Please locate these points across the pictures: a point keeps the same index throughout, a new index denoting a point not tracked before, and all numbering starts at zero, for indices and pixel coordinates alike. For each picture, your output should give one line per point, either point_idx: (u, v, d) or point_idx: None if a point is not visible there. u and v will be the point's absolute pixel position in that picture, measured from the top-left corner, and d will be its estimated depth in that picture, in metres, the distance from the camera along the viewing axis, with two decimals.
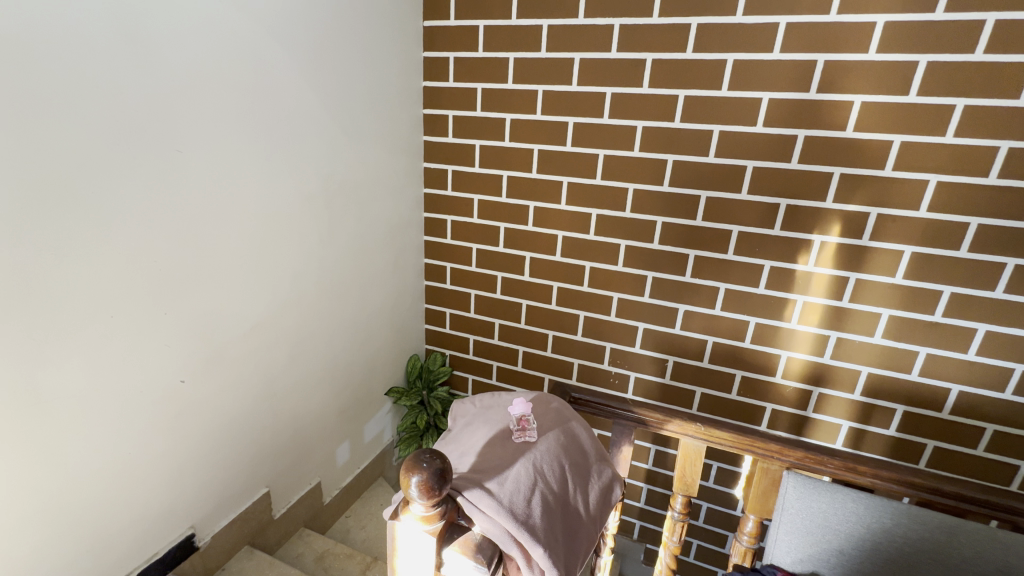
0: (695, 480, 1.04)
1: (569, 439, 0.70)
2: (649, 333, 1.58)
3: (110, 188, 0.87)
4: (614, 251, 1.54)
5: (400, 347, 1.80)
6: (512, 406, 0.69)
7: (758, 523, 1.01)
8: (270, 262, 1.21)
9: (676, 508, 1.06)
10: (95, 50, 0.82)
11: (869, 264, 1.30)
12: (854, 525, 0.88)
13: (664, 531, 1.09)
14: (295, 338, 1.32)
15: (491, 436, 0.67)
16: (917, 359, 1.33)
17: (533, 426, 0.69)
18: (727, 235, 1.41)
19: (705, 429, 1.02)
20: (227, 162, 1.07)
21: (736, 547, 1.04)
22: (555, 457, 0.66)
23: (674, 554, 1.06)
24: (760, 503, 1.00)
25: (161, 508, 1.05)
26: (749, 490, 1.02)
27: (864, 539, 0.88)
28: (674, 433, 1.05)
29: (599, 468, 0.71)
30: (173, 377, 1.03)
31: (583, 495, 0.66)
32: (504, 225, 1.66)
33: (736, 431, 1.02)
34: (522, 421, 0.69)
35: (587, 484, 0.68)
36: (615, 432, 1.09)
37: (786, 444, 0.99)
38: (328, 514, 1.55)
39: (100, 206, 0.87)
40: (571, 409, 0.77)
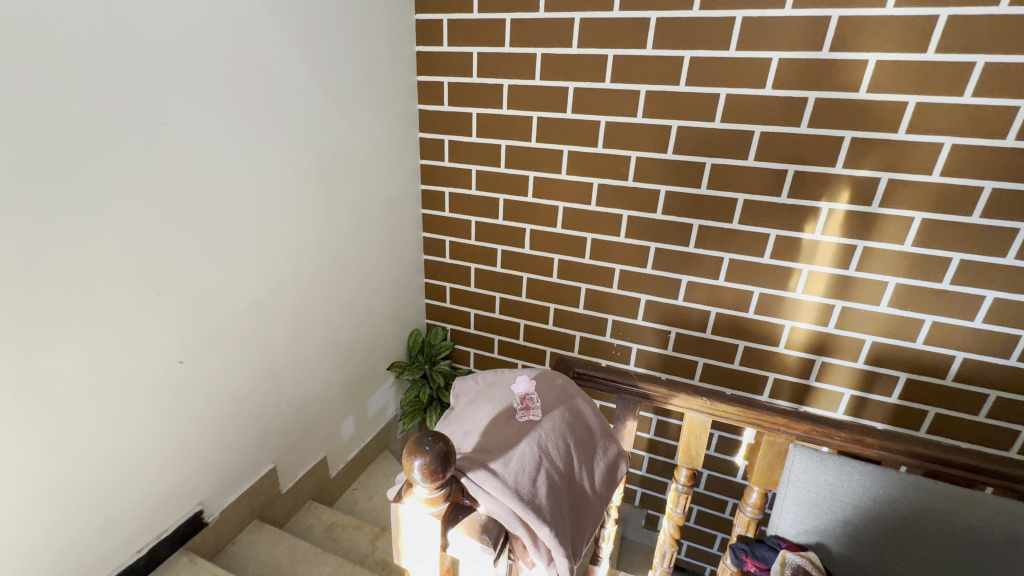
0: (700, 454, 1.03)
1: (573, 417, 0.69)
2: (651, 305, 1.56)
3: (94, 165, 0.83)
4: (617, 221, 1.51)
5: (401, 322, 1.79)
6: (516, 384, 0.68)
7: (763, 494, 1.00)
8: (265, 239, 1.18)
9: (680, 480, 1.05)
10: (68, 15, 0.76)
11: (877, 231, 1.27)
12: (860, 496, 0.89)
13: (668, 503, 1.09)
14: (295, 316, 1.31)
15: (495, 414, 0.66)
16: (923, 327, 1.32)
17: (537, 404, 0.68)
18: (732, 203, 1.37)
19: (712, 404, 1.00)
20: (216, 136, 1.02)
21: (740, 517, 1.04)
22: (560, 435, 0.65)
23: (679, 525, 1.06)
24: (765, 474, 1.00)
25: (167, 486, 1.05)
26: (755, 459, 1.01)
27: (869, 509, 0.88)
28: (680, 408, 1.02)
29: (604, 445, 0.70)
30: (172, 358, 1.02)
31: (589, 472, 0.65)
32: (503, 196, 1.62)
33: (743, 405, 0.99)
34: (526, 399, 0.68)
35: (593, 461, 0.67)
36: (620, 406, 1.07)
37: (794, 417, 0.96)
38: (335, 486, 1.57)
39: (86, 184, 0.83)
40: (575, 385, 0.76)
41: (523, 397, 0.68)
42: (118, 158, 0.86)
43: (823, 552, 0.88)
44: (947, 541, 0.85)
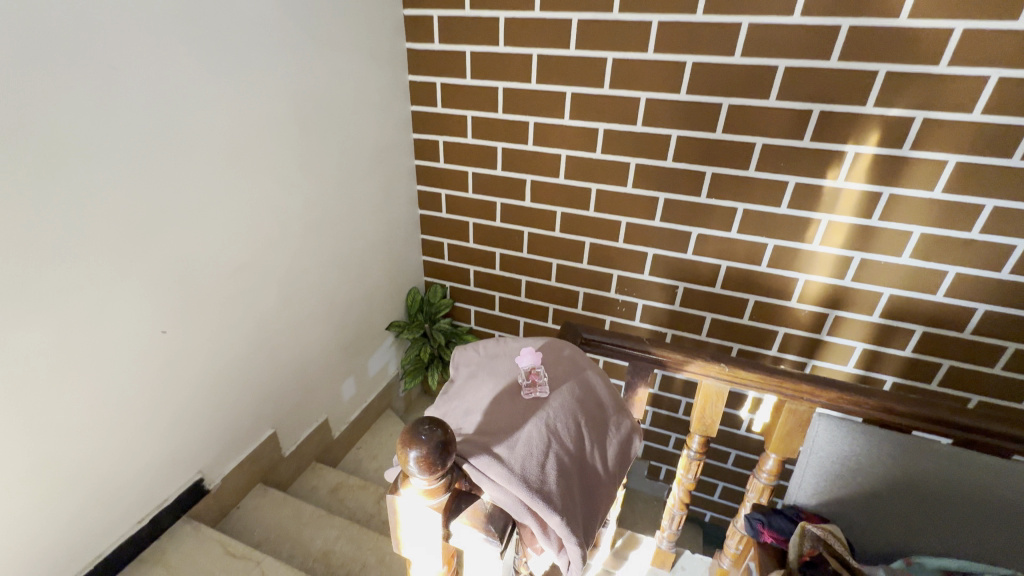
0: (715, 422, 1.00)
1: (584, 391, 0.64)
2: (659, 259, 1.49)
3: (41, 118, 0.73)
4: (624, 170, 1.40)
5: (398, 281, 1.73)
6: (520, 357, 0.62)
7: (779, 462, 0.96)
8: (247, 197, 1.09)
9: (692, 448, 1.03)
10: None
11: (905, 177, 1.18)
12: (892, 467, 0.84)
13: (678, 468, 1.07)
14: (285, 279, 1.24)
15: (499, 391, 0.60)
16: (945, 279, 1.25)
17: (545, 378, 0.62)
18: (749, 149, 1.27)
19: (729, 369, 0.93)
20: (181, 81, 0.90)
21: (754, 484, 1.01)
22: (570, 413, 0.60)
23: (689, 490, 1.05)
24: (784, 441, 0.95)
25: (163, 457, 1.01)
26: (771, 431, 0.96)
27: (897, 480, 0.83)
28: (695, 375, 0.96)
29: (617, 420, 0.65)
30: (154, 327, 0.95)
31: (601, 450, 0.61)
32: (501, 145, 1.50)
33: (763, 371, 0.92)
34: (532, 374, 0.62)
35: (605, 439, 0.63)
36: (631, 374, 1.02)
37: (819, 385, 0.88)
38: (339, 447, 1.56)
39: (33, 141, 0.72)
40: (585, 355, 0.71)
41: (529, 370, 0.63)
42: (67, 108, 0.75)
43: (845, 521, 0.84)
44: (981, 509, 0.81)
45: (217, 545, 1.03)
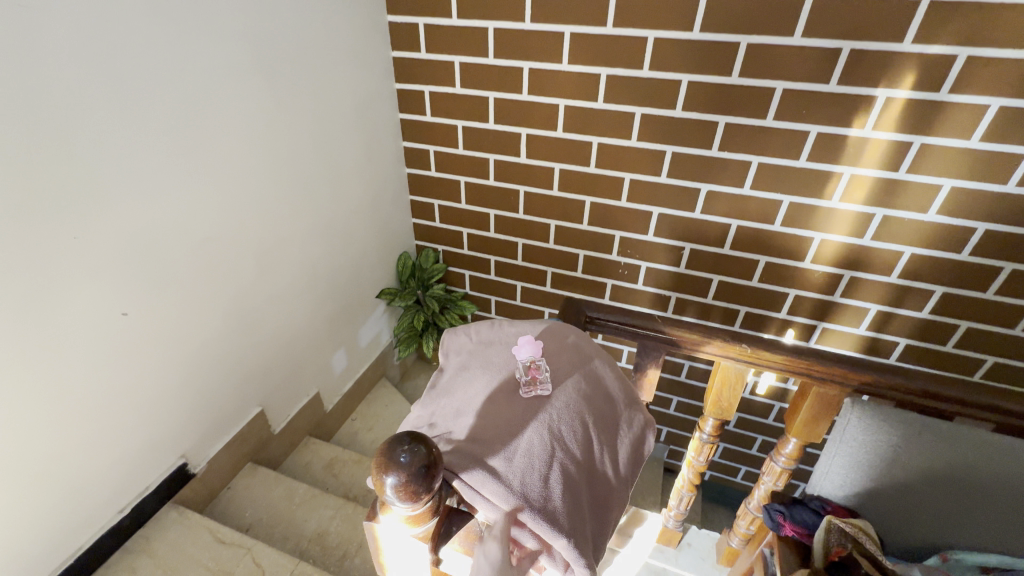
0: (732, 404, 0.95)
1: (590, 388, 0.59)
2: (664, 219, 1.39)
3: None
4: (628, 121, 1.28)
5: (386, 246, 1.62)
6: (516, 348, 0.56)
7: (801, 445, 0.91)
8: (210, 160, 0.97)
9: (705, 430, 0.99)
10: None
11: (939, 124, 1.06)
12: (932, 457, 0.77)
13: (690, 450, 1.04)
14: (261, 251, 1.14)
15: (496, 390, 0.55)
16: (972, 237, 1.16)
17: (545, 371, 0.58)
18: (768, 95, 1.14)
19: (751, 351, 0.86)
20: (114, 23, 0.76)
21: (771, 467, 0.96)
22: (575, 415, 0.55)
23: (700, 472, 1.02)
24: (806, 427, 0.89)
25: (140, 446, 0.95)
26: (795, 415, 0.90)
27: (936, 471, 0.76)
28: (713, 356, 0.90)
29: (628, 418, 0.61)
30: (112, 310, 0.85)
31: (611, 454, 0.56)
32: (493, 95, 1.36)
33: (790, 352, 0.85)
34: (531, 368, 0.58)
35: (615, 440, 0.58)
36: (642, 356, 0.97)
37: (852, 368, 0.82)
38: (333, 419, 1.52)
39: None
40: (592, 343, 0.66)
41: (528, 365, 0.58)
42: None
43: (871, 512, 0.79)
44: None
45: (204, 531, 0.99)
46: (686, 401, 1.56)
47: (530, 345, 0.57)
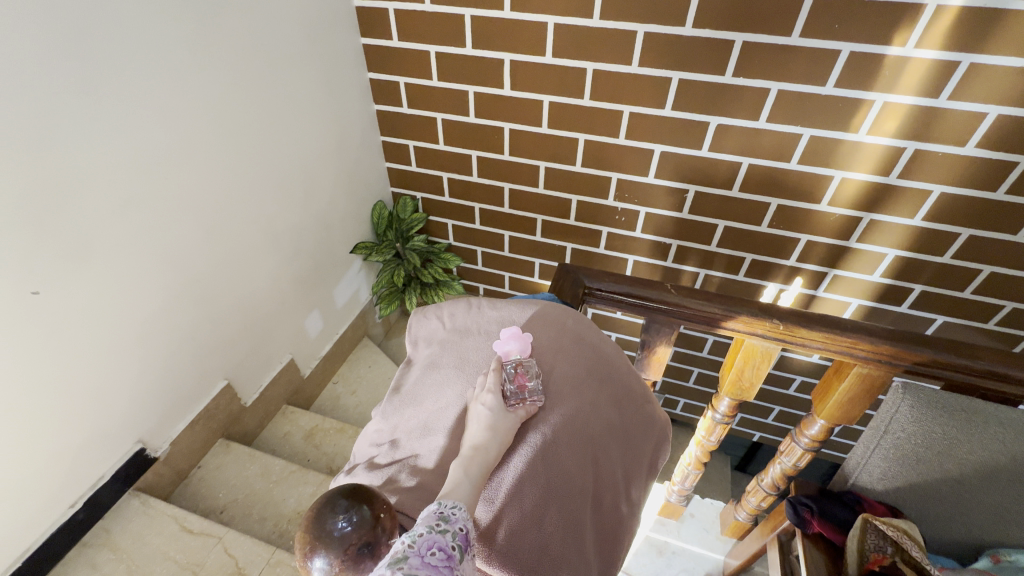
0: (752, 385, 0.90)
1: (578, 412, 0.63)
2: (667, 158, 1.24)
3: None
4: (629, 42, 1.09)
5: (358, 196, 1.46)
6: (499, 342, 0.67)
7: (827, 426, 0.89)
8: (123, 100, 0.79)
9: (719, 409, 0.97)
10: None
11: (997, 38, 0.90)
12: (937, 457, 0.86)
13: (699, 429, 1.04)
14: (207, 209, 0.98)
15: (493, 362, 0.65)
16: (1014, 172, 1.03)
17: (535, 375, 0.64)
18: (797, 5, 0.95)
19: (784, 329, 0.76)
20: None
21: (791, 446, 0.96)
22: (562, 445, 0.60)
23: (708, 450, 1.04)
24: (838, 411, 0.86)
25: (86, 437, 0.85)
26: (825, 399, 0.86)
27: (933, 463, 0.87)
28: (735, 333, 0.80)
29: (620, 428, 0.67)
30: (19, 288, 0.71)
31: (621, 470, 0.66)
32: (469, 13, 1.15)
33: (827, 327, 0.76)
34: (517, 372, 0.63)
35: (609, 454, 0.64)
36: (647, 329, 0.88)
37: (896, 343, 0.74)
38: (312, 385, 1.43)
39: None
40: (578, 352, 0.69)
41: (514, 366, 0.63)
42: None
43: (892, 494, 0.92)
44: None
45: (172, 522, 0.95)
46: (684, 351, 1.48)
47: (515, 340, 0.67)
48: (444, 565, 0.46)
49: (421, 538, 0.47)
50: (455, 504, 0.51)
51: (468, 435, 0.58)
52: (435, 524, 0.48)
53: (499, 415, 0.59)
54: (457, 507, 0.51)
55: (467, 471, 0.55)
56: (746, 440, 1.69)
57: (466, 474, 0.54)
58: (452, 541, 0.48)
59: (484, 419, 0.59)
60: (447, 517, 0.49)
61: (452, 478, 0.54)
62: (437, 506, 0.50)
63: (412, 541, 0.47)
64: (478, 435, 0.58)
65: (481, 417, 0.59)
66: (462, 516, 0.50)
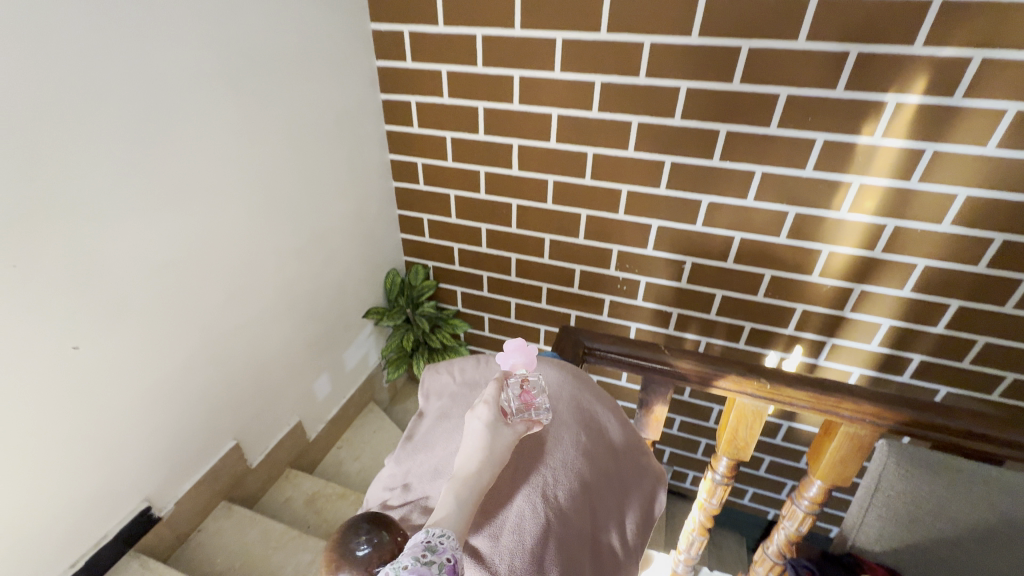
0: (747, 444, 0.91)
1: (578, 455, 0.67)
2: (664, 232, 1.33)
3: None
4: (625, 131, 1.22)
5: (373, 264, 1.55)
6: (503, 357, 0.66)
7: (824, 488, 0.88)
8: (173, 178, 0.90)
9: (719, 470, 0.96)
10: None
11: (954, 129, 1.00)
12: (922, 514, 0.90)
13: (701, 491, 1.03)
14: (233, 273, 1.06)
15: (496, 376, 0.69)
16: (990, 248, 1.10)
17: (541, 393, 0.70)
18: (772, 101, 1.08)
19: (771, 388, 0.80)
20: (59, 28, 0.70)
21: (794, 510, 0.94)
22: (564, 486, 0.63)
23: (713, 515, 1.02)
24: (835, 470, 0.86)
25: (96, 491, 0.88)
26: (819, 458, 0.86)
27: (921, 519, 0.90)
28: (727, 392, 0.84)
29: (617, 473, 0.71)
30: (61, 344, 0.78)
31: (614, 522, 0.67)
32: (482, 105, 1.30)
33: (812, 388, 0.80)
34: (523, 390, 0.69)
35: (604, 498, 0.67)
36: (647, 389, 0.91)
37: (881, 404, 0.76)
38: (316, 449, 1.43)
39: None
40: (574, 399, 0.73)
41: (518, 383, 0.69)
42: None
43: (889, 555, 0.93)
44: None
45: None
46: (690, 421, 1.48)
47: (520, 353, 0.66)
48: None
49: (406, 571, 0.46)
50: (443, 533, 0.51)
51: (464, 452, 0.60)
52: (421, 555, 0.48)
53: (495, 433, 0.62)
54: (445, 536, 0.50)
55: (458, 496, 0.55)
56: (760, 517, 1.62)
57: (457, 500, 0.54)
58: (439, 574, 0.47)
59: (481, 437, 0.61)
60: (434, 547, 0.49)
61: (443, 505, 0.54)
62: (424, 536, 0.50)
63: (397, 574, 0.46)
64: (475, 455, 0.59)
65: (478, 433, 0.61)
66: (450, 545, 0.50)
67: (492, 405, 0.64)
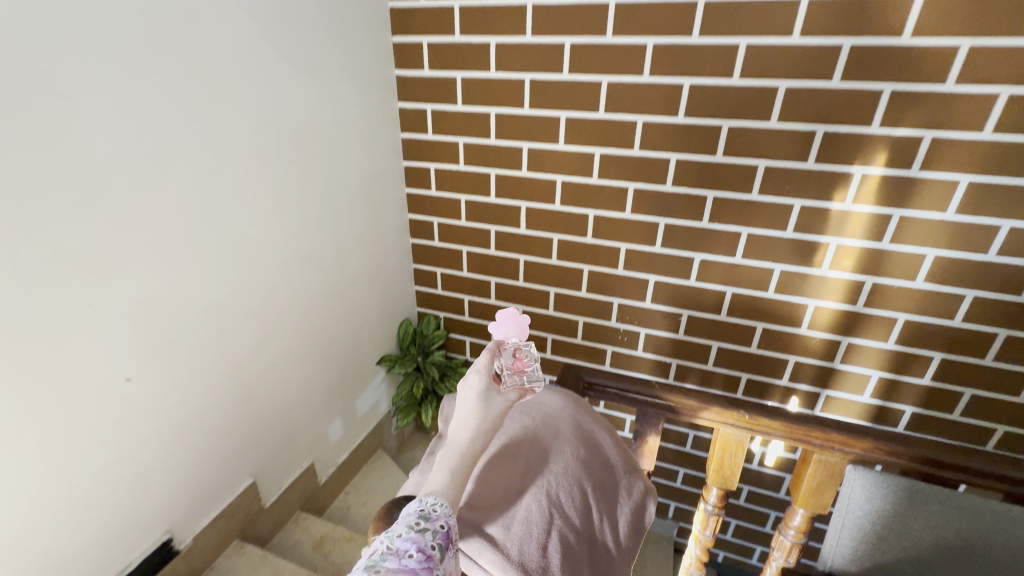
0: (734, 472, 0.98)
1: (577, 465, 0.75)
2: (661, 287, 1.43)
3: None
4: (622, 195, 1.36)
5: (388, 313, 1.66)
6: (498, 326, 0.79)
7: (808, 517, 0.96)
8: (224, 232, 1.03)
9: (710, 500, 1.02)
10: None
11: (916, 197, 1.13)
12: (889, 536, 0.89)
13: (695, 523, 1.06)
14: (265, 317, 1.17)
15: (489, 345, 0.74)
16: (963, 303, 1.19)
17: (532, 361, 0.79)
18: (752, 172, 1.22)
19: (749, 418, 0.93)
20: (147, 109, 0.85)
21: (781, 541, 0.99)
22: (565, 490, 0.71)
23: (707, 547, 1.05)
24: (812, 497, 0.94)
25: (125, 519, 0.93)
26: (798, 486, 0.95)
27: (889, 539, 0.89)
28: (712, 423, 0.95)
29: (610, 485, 0.79)
30: (116, 375, 0.87)
31: (610, 526, 0.74)
32: (494, 172, 1.46)
33: (786, 420, 0.92)
34: (516, 359, 0.78)
35: (600, 505, 0.74)
36: (639, 422, 1.01)
37: (847, 433, 0.88)
38: (326, 493, 1.47)
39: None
40: (574, 420, 0.82)
41: (512, 351, 0.78)
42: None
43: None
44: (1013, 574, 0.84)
45: None
46: (693, 473, 1.52)
47: (512, 322, 0.79)
48: (423, 563, 0.52)
49: (401, 539, 0.53)
50: (436, 501, 0.57)
51: (460, 421, 0.65)
52: (415, 523, 0.55)
53: (487, 401, 0.67)
54: (438, 504, 0.57)
55: (452, 469, 0.61)
56: None
57: (451, 471, 0.61)
58: (431, 540, 0.53)
59: (474, 404, 0.66)
60: (427, 516, 0.55)
61: (440, 477, 0.61)
62: (421, 505, 0.57)
63: (393, 542, 0.53)
64: (468, 428, 0.64)
65: (470, 401, 0.66)
66: (442, 512, 0.56)
67: (484, 374, 0.68)
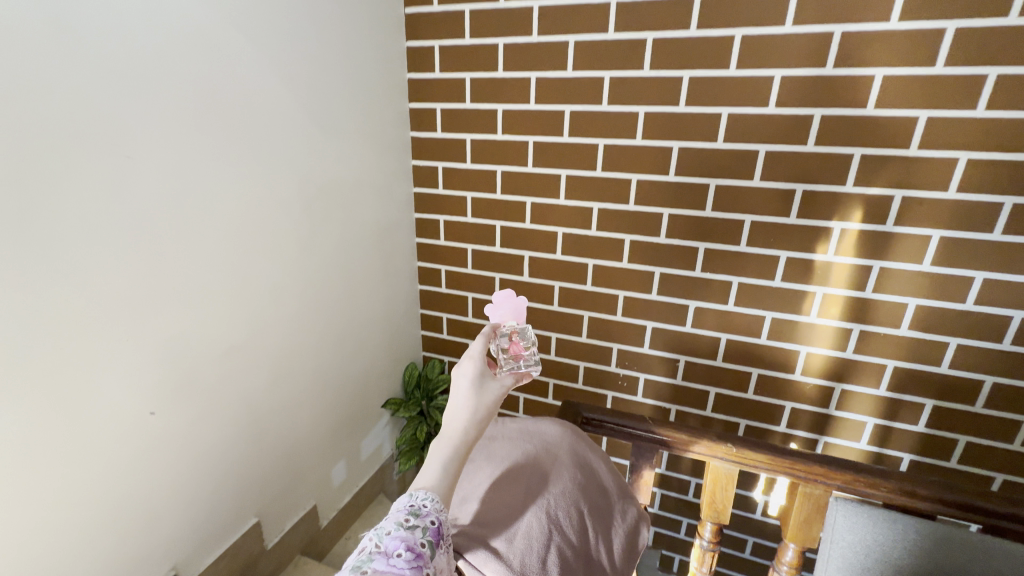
0: (726, 508, 1.01)
1: (575, 487, 0.79)
2: (659, 333, 1.49)
3: (32, 197, 0.74)
4: (619, 246, 1.45)
5: (395, 356, 1.71)
6: (495, 308, 0.86)
7: (799, 552, 0.99)
8: (248, 277, 1.12)
9: (705, 536, 1.04)
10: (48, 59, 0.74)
11: (893, 249, 1.21)
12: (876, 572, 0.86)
13: (692, 561, 1.07)
14: (279, 357, 1.23)
15: (489, 329, 0.82)
16: (947, 350, 1.24)
17: (528, 345, 0.85)
18: (739, 226, 1.31)
19: (737, 451, 0.98)
20: (192, 167, 0.96)
21: None
22: (564, 509, 0.74)
23: None
24: (801, 531, 0.98)
25: (134, 553, 0.96)
26: (788, 521, 0.99)
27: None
28: (702, 456, 1.00)
29: (605, 509, 0.82)
30: (141, 409, 0.93)
31: (604, 548, 0.77)
32: (500, 224, 1.56)
33: (771, 454, 0.97)
34: (512, 342, 0.84)
35: (595, 527, 0.77)
36: (636, 456, 1.05)
37: (829, 466, 0.95)
38: (326, 537, 1.47)
39: (26, 220, 0.74)
40: (573, 446, 0.87)
41: (509, 334, 0.85)
42: (66, 189, 0.78)
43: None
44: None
45: None
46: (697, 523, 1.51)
47: (508, 305, 0.87)
48: (412, 557, 0.56)
49: (390, 538, 0.56)
50: (427, 497, 0.62)
51: (453, 408, 0.69)
52: (405, 519, 0.59)
53: (481, 386, 0.71)
54: (428, 499, 0.61)
55: (446, 467, 0.65)
56: None
57: (443, 468, 0.65)
58: (419, 536, 0.57)
59: (467, 391, 0.71)
60: (417, 511, 0.60)
61: (433, 473, 0.65)
62: (410, 501, 0.61)
63: (382, 542, 0.56)
64: (463, 417, 0.69)
65: (463, 388, 0.71)
66: (431, 508, 0.61)
67: (477, 360, 0.73)
